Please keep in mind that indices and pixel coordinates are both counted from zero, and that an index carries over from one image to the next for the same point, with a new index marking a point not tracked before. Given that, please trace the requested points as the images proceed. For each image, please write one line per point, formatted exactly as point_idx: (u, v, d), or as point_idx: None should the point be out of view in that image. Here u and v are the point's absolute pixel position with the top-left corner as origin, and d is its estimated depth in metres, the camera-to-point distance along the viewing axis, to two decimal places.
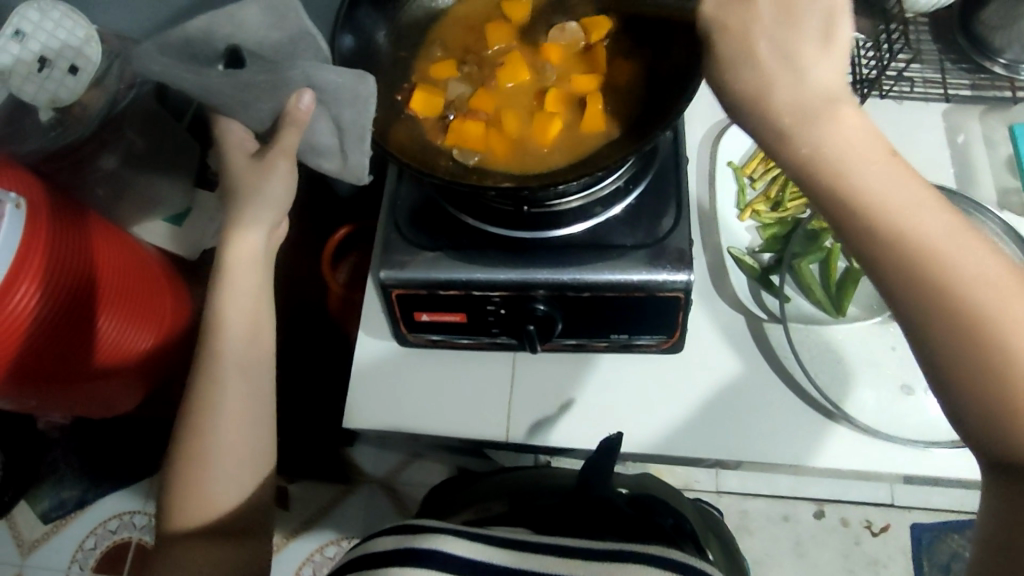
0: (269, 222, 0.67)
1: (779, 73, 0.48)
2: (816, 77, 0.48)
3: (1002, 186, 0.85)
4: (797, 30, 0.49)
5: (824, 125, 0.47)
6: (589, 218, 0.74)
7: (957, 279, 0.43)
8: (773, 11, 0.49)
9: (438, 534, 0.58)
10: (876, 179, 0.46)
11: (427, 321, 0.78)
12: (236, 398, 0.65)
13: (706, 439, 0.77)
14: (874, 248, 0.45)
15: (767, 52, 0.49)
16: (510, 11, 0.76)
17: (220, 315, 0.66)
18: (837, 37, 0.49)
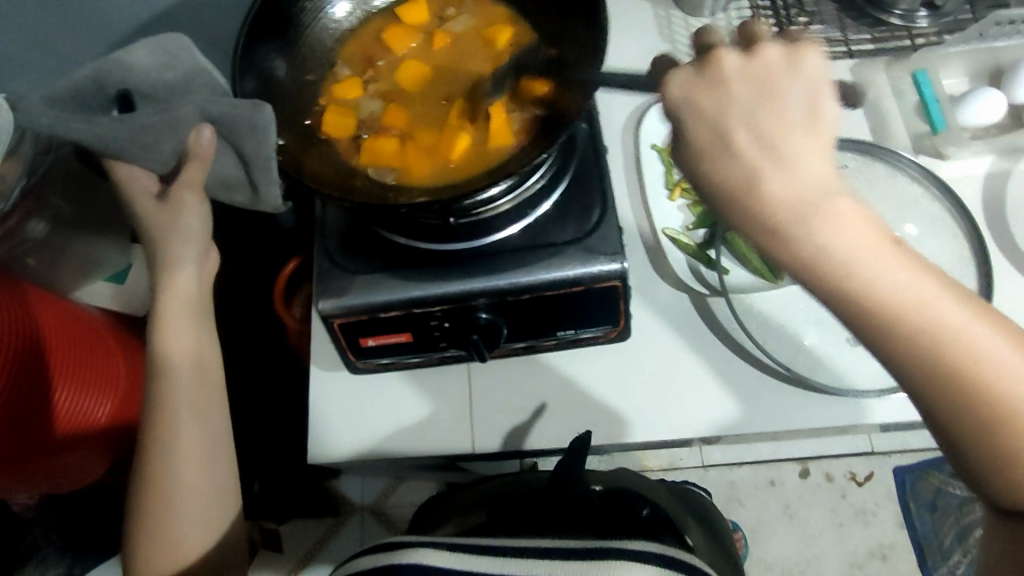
0: (196, 258, 0.66)
1: (762, 159, 0.45)
2: (805, 168, 0.44)
3: (913, 132, 0.86)
4: (776, 111, 0.46)
5: (822, 223, 0.44)
6: (520, 219, 0.74)
7: (990, 383, 0.43)
8: (749, 93, 0.46)
9: (417, 550, 0.58)
10: (914, 292, 0.44)
11: (375, 345, 0.78)
12: (191, 435, 0.64)
13: (669, 422, 0.78)
14: (901, 354, 0.45)
15: (748, 140, 0.45)
16: (407, 15, 0.77)
17: (163, 362, 0.65)
18: (823, 117, 0.46)
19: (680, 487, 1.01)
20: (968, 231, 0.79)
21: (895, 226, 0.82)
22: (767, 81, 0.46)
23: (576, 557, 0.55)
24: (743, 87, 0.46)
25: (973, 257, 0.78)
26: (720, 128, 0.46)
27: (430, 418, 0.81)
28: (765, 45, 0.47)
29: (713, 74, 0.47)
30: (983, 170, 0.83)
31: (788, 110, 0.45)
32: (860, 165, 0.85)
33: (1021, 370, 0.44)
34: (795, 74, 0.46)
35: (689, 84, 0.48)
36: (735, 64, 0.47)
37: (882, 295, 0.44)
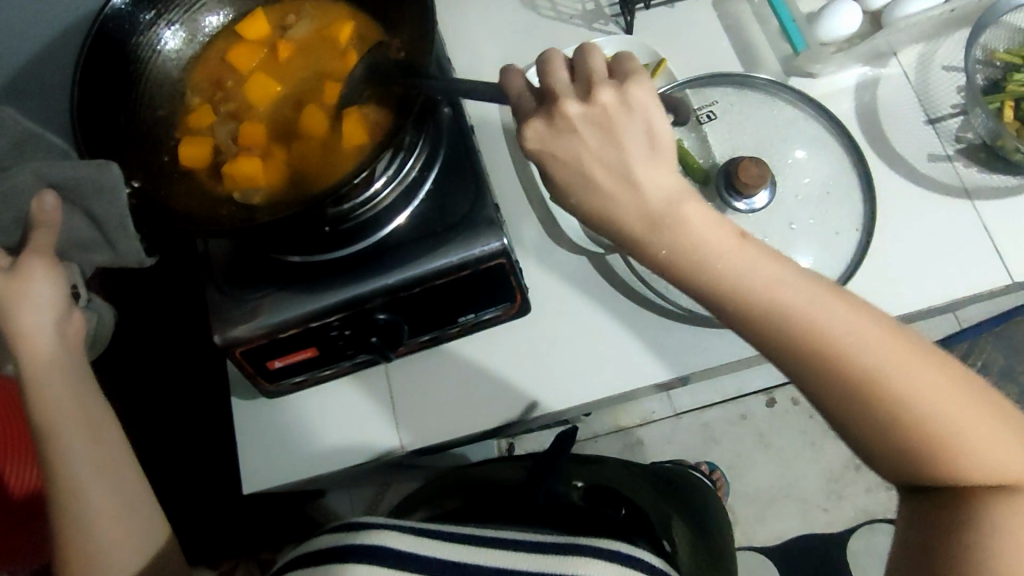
0: (54, 321, 0.65)
1: (617, 189, 0.51)
2: (648, 187, 0.50)
3: (782, 56, 0.87)
4: (620, 147, 0.51)
5: (677, 228, 0.50)
6: (403, 211, 0.74)
7: (842, 354, 0.47)
8: (594, 133, 0.51)
9: (375, 529, 0.52)
10: (765, 278, 0.49)
11: (283, 365, 0.77)
12: (100, 495, 0.63)
13: (587, 384, 0.80)
14: (761, 334, 0.49)
15: (605, 175, 0.51)
16: (246, 30, 0.76)
17: (49, 427, 0.63)
18: (662, 143, 0.51)
19: (680, 475, 1.04)
20: (846, 146, 0.80)
21: (777, 153, 0.82)
22: (607, 119, 0.51)
23: (521, 548, 0.51)
24: (592, 136, 0.51)
25: (853, 169, 0.80)
26: (582, 170, 0.52)
27: (358, 425, 0.82)
28: (600, 88, 0.51)
29: (562, 124, 0.52)
30: (853, 81, 0.85)
31: (630, 142, 0.51)
32: (734, 98, 0.84)
33: (877, 341, 0.47)
34: (631, 112, 0.51)
35: (542, 135, 0.52)
36: (577, 112, 0.51)
37: (726, 276, 0.49)
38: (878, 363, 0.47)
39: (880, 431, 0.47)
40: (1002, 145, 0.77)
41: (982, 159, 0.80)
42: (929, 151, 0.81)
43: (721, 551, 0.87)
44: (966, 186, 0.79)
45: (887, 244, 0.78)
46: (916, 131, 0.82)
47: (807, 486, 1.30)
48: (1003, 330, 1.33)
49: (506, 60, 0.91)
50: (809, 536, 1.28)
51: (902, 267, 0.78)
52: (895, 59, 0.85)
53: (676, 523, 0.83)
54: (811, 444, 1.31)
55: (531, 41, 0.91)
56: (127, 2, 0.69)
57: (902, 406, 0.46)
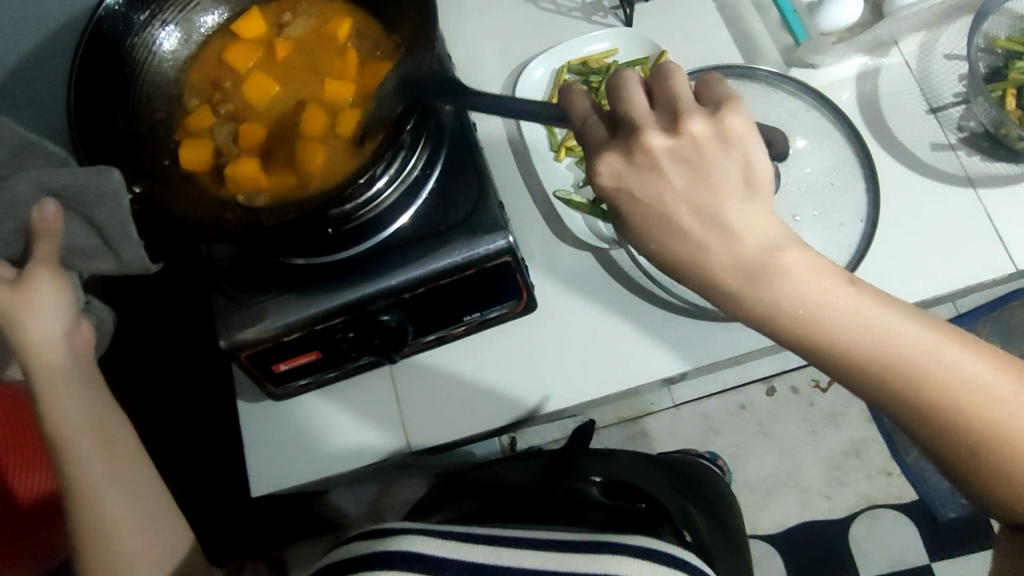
0: (64, 331, 0.64)
1: (707, 233, 0.48)
2: (746, 231, 0.47)
3: (782, 47, 0.87)
4: (715, 187, 0.48)
5: (779, 280, 0.47)
6: (406, 211, 0.73)
7: (967, 409, 0.46)
8: (682, 171, 0.48)
9: (410, 535, 0.52)
10: (880, 332, 0.47)
11: (288, 368, 0.77)
12: (119, 504, 0.63)
13: (594, 380, 0.80)
14: (881, 393, 0.48)
15: (690, 215, 0.48)
16: (242, 29, 0.74)
17: (64, 439, 0.62)
18: (757, 180, 0.48)
19: (689, 465, 1.04)
20: (849, 136, 0.80)
21: (780, 145, 0.81)
22: (696, 154, 0.48)
23: (541, 548, 0.51)
24: (678, 172, 0.48)
25: (856, 160, 0.79)
26: (664, 209, 0.48)
27: (365, 426, 0.82)
28: (690, 118, 0.48)
29: (645, 158, 0.48)
30: (854, 70, 0.84)
31: (724, 179, 0.47)
32: (736, 89, 0.83)
33: (1003, 390, 0.46)
34: (725, 148, 0.47)
35: (621, 171, 0.49)
36: (662, 145, 0.48)
37: (839, 335, 0.47)
38: (1005, 415, 0.45)
39: (1012, 485, 0.46)
40: (1006, 133, 0.77)
41: (985, 148, 0.80)
42: (932, 141, 0.81)
43: (735, 544, 0.88)
44: (969, 174, 0.79)
45: (891, 235, 0.78)
46: (918, 120, 0.82)
47: (810, 474, 1.31)
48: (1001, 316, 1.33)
49: (505, 55, 0.90)
50: (811, 524, 1.29)
51: (906, 257, 0.78)
52: (897, 48, 0.84)
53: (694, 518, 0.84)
54: (813, 433, 1.32)
55: (529, 34, 0.90)
56: (121, 3, 0.67)
57: None
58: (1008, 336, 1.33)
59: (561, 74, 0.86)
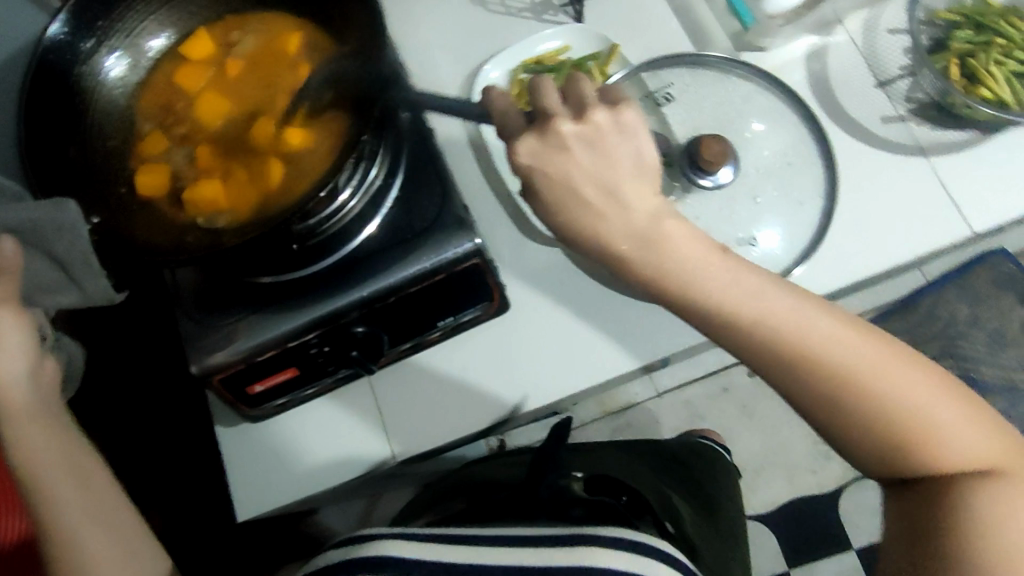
0: (29, 371, 0.63)
1: (605, 204, 0.53)
2: (634, 204, 0.53)
3: (731, 32, 0.88)
4: (613, 167, 0.53)
5: (659, 246, 0.53)
6: (371, 221, 0.73)
7: (825, 358, 0.51)
8: (588, 154, 0.53)
9: (387, 540, 0.52)
10: (745, 289, 0.52)
11: (265, 388, 0.76)
12: (98, 540, 0.61)
13: (571, 375, 0.80)
14: (748, 343, 0.52)
15: (593, 190, 0.53)
16: (189, 51, 0.74)
17: (35, 478, 0.61)
18: (647, 165, 0.54)
19: (690, 452, 1.05)
20: (803, 115, 0.81)
21: (738, 127, 0.82)
22: (599, 141, 0.53)
23: (513, 543, 0.51)
24: (585, 154, 0.53)
25: (811, 137, 0.81)
26: (571, 185, 0.53)
27: (348, 439, 0.81)
28: (593, 109, 0.53)
29: (556, 140, 0.53)
30: (803, 51, 0.86)
31: (622, 160, 0.53)
32: (689, 78, 0.84)
33: (858, 345, 0.51)
34: (621, 132, 0.54)
35: (536, 150, 0.54)
36: (572, 130, 0.53)
37: (706, 290, 0.52)
38: (860, 365, 0.50)
39: (871, 429, 0.50)
40: (952, 102, 0.79)
41: (933, 117, 0.82)
42: (882, 114, 0.83)
43: (719, 527, 0.89)
44: (921, 144, 0.81)
45: (851, 208, 0.80)
46: (868, 95, 0.84)
47: (795, 450, 1.33)
48: (965, 281, 1.37)
49: (460, 61, 0.90)
50: (799, 500, 1.31)
51: (866, 229, 0.79)
52: (842, 26, 0.86)
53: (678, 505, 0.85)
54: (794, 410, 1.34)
55: (482, 38, 0.91)
56: (64, 32, 0.66)
57: (890, 407, 0.50)
58: (974, 300, 1.37)
59: (517, 76, 0.87)
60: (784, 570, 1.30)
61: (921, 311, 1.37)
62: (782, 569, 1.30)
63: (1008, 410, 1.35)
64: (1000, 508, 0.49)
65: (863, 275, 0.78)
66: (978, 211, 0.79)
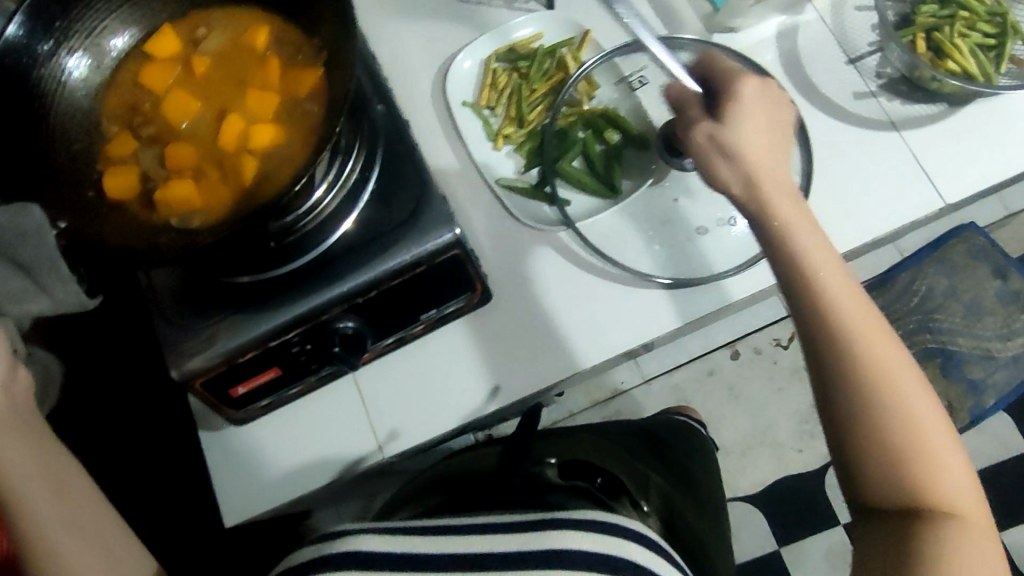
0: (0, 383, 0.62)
1: (761, 156, 0.63)
2: (777, 170, 0.63)
3: (702, 14, 0.88)
4: (767, 131, 0.64)
5: (773, 213, 0.61)
6: (346, 217, 0.72)
7: (884, 364, 0.56)
8: (750, 116, 0.63)
9: (357, 535, 0.53)
10: (846, 288, 0.59)
11: (248, 390, 0.75)
12: (74, 550, 0.60)
13: (554, 363, 0.80)
14: (826, 323, 0.57)
15: (759, 137, 0.63)
16: (154, 48, 0.72)
17: (7, 488, 0.59)
18: (779, 145, 0.65)
19: (668, 430, 1.06)
20: None
21: None
22: (759, 108, 0.64)
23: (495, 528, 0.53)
24: (759, 110, 0.64)
25: None
26: (757, 131, 0.63)
27: (335, 439, 0.80)
28: (756, 82, 0.65)
29: (766, 87, 0.65)
30: (773, 31, 0.86)
31: (764, 129, 0.64)
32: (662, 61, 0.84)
33: (913, 373, 0.57)
34: (779, 105, 0.65)
35: (733, 101, 0.64)
36: (758, 88, 0.64)
37: (812, 268, 0.59)
38: (908, 384, 0.56)
39: (891, 437, 0.54)
40: (920, 75, 0.81)
41: (903, 91, 0.83)
42: (854, 90, 0.84)
43: (703, 507, 0.89)
44: (893, 119, 0.82)
45: (826, 185, 0.81)
46: (838, 72, 0.84)
47: (780, 429, 1.34)
48: (941, 255, 1.39)
49: (432, 52, 0.89)
50: (786, 478, 1.33)
51: (841, 205, 0.80)
52: (810, 5, 0.87)
53: (658, 486, 0.85)
54: (779, 389, 1.35)
55: (454, 28, 0.90)
56: (21, 31, 0.64)
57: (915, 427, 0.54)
58: (950, 273, 1.39)
59: (490, 64, 0.86)
60: (774, 548, 1.31)
61: (899, 287, 1.39)
62: (771, 548, 1.31)
63: (985, 378, 1.37)
64: (965, 548, 0.52)
65: (836, 249, 0.79)
66: (950, 181, 0.80)
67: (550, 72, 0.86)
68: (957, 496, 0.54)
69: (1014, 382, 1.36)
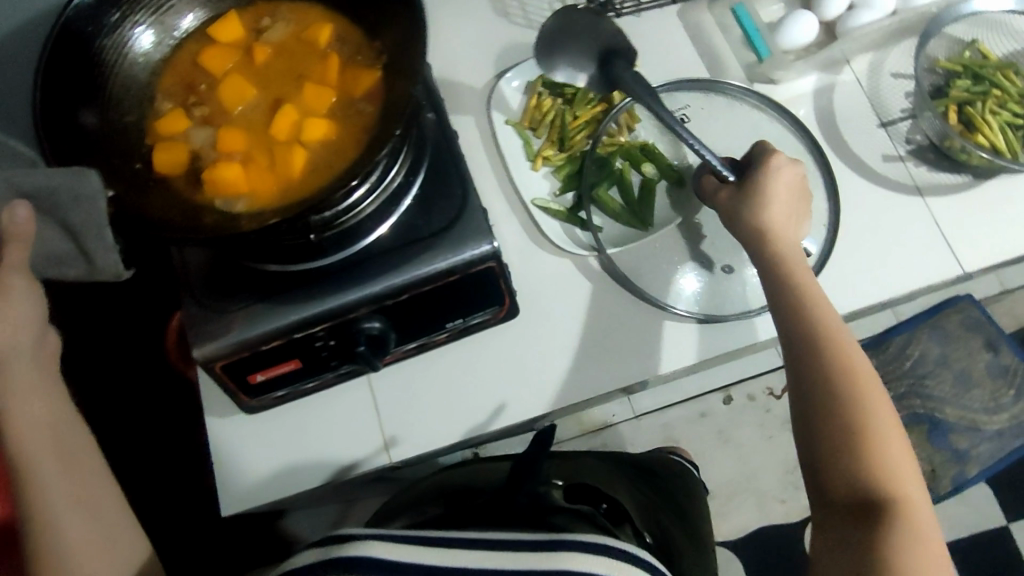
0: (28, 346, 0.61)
1: (779, 213, 0.69)
2: (789, 223, 0.70)
3: (745, 63, 0.91)
4: (791, 201, 0.70)
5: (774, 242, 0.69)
6: (385, 220, 0.73)
7: (858, 374, 0.64)
8: (777, 183, 0.70)
9: (366, 540, 0.53)
10: (828, 307, 0.67)
11: (265, 379, 0.75)
12: (79, 526, 0.59)
13: (567, 385, 0.80)
14: (810, 333, 0.65)
15: (782, 198, 0.70)
16: (217, 32, 0.73)
17: (22, 452, 0.58)
18: (797, 218, 0.71)
19: (664, 467, 1.06)
20: (810, 148, 0.84)
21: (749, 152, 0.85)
22: (788, 182, 0.70)
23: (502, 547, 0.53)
24: (787, 178, 0.70)
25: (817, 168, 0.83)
26: (779, 193, 0.69)
27: (341, 439, 0.80)
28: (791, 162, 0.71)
29: (796, 170, 0.70)
30: (810, 88, 0.89)
31: (789, 197, 0.70)
32: (702, 103, 0.87)
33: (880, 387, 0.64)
34: (805, 184, 0.71)
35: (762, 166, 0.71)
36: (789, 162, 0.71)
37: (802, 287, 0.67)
38: (874, 394, 0.63)
39: (855, 440, 0.61)
40: (950, 145, 0.83)
41: (930, 159, 0.86)
42: (883, 152, 0.86)
43: (697, 545, 0.89)
44: (918, 184, 0.85)
45: (849, 241, 0.83)
46: (870, 134, 0.87)
47: (766, 477, 1.35)
48: (937, 323, 1.43)
49: (480, 69, 0.91)
50: (767, 527, 1.33)
51: (861, 261, 0.82)
52: (849, 67, 0.90)
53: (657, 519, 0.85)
54: (768, 438, 1.36)
55: (500, 49, 0.92)
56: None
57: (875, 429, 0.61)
58: (945, 342, 1.42)
59: (536, 87, 0.88)
60: None
61: (893, 349, 1.42)
62: None
63: (970, 448, 1.38)
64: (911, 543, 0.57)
65: (854, 304, 0.81)
66: (967, 251, 0.82)
67: (594, 101, 0.88)
68: (913, 497, 0.60)
69: (997, 455, 1.37)
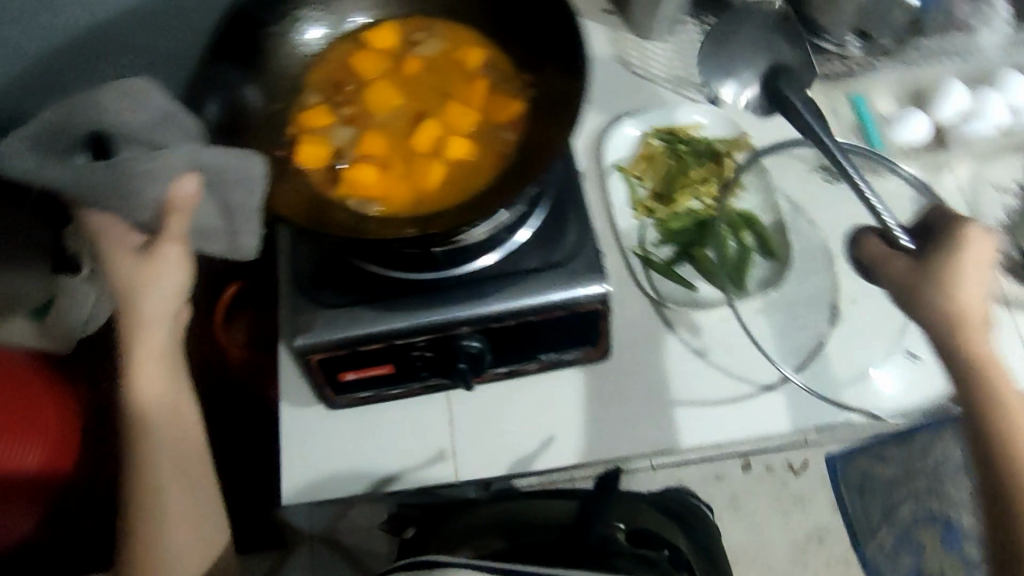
0: (170, 315, 0.66)
1: (970, 298, 0.63)
2: (981, 311, 0.63)
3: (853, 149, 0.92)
4: (982, 280, 0.64)
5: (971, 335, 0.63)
6: (498, 246, 0.74)
7: None
8: (963, 262, 0.64)
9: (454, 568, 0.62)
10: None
11: (355, 379, 0.76)
12: (177, 492, 0.67)
13: (639, 436, 0.79)
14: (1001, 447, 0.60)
15: (971, 280, 0.63)
16: (373, 39, 0.76)
17: (142, 418, 0.66)
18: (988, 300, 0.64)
19: None
20: None
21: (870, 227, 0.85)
22: (978, 256, 0.64)
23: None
24: (974, 254, 0.64)
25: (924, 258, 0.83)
26: (967, 274, 0.63)
27: (406, 449, 0.80)
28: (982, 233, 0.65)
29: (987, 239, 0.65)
30: None
31: (978, 276, 0.64)
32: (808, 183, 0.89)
33: None
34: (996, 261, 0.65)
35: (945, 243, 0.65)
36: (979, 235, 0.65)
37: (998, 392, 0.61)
38: None
39: None
40: None
41: None
42: None
43: None
44: (1008, 298, 0.86)
45: None
46: None
47: (775, 552, 1.34)
48: None
49: (598, 110, 0.94)
50: None
51: None
52: (952, 172, 0.92)
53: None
54: (783, 513, 1.35)
55: (619, 94, 0.95)
56: None
57: None
58: None
59: (650, 139, 0.91)
60: None
61: None
62: None
63: None
64: None
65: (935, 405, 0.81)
66: None
67: (704, 163, 0.90)
68: None
69: None
